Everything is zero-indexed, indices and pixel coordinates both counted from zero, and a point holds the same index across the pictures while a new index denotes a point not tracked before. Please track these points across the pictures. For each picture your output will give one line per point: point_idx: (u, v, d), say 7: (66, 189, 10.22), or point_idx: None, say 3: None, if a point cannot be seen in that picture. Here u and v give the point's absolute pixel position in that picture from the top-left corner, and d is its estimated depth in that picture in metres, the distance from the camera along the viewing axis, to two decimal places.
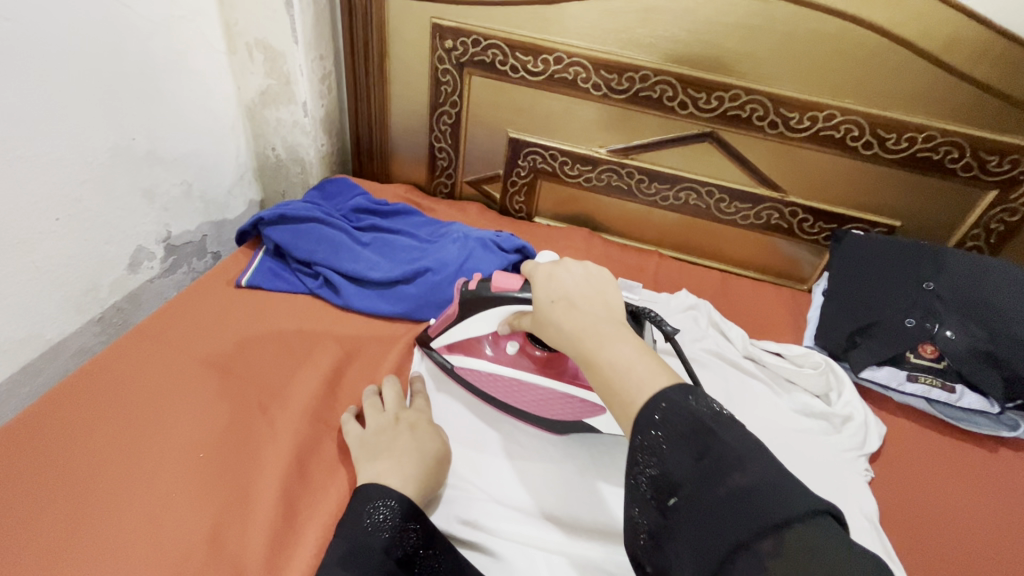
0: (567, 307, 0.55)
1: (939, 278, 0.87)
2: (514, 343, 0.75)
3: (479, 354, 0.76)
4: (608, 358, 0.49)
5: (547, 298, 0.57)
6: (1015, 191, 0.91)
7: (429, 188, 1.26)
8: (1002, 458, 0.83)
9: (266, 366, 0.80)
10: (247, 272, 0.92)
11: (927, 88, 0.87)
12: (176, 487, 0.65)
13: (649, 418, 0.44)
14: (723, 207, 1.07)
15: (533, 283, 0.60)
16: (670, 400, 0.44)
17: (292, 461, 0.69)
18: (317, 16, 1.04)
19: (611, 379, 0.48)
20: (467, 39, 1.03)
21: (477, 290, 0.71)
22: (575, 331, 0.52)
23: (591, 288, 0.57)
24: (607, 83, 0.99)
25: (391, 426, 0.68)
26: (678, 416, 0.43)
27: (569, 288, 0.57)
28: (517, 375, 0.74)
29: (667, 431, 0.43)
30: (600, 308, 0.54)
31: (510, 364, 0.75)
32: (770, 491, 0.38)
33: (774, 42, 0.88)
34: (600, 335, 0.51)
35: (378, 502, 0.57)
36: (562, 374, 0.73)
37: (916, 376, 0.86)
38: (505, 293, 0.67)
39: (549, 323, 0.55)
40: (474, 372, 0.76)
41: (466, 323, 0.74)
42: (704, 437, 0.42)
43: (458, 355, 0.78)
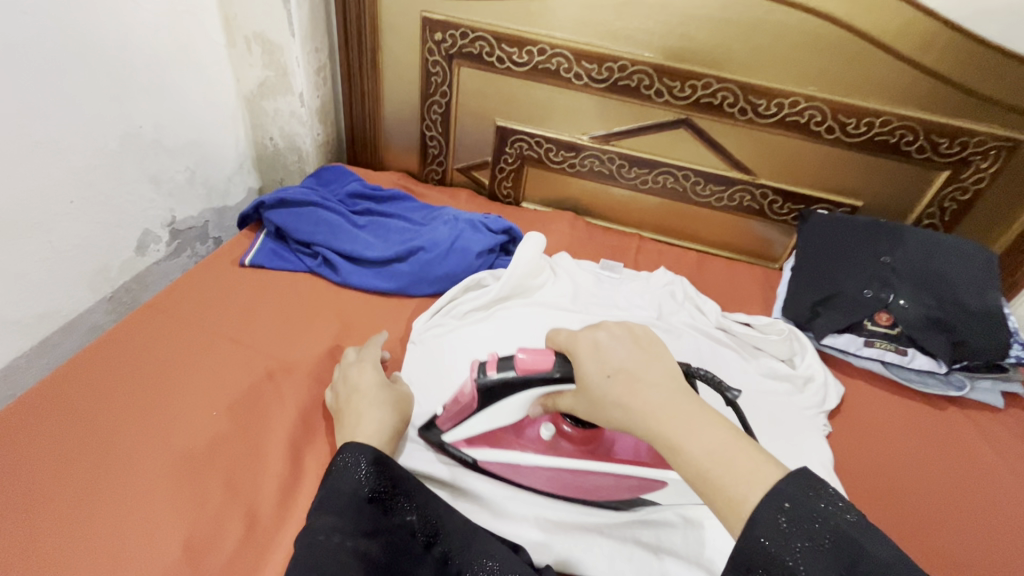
0: (629, 380, 0.51)
1: (895, 252, 0.95)
2: (548, 426, 0.68)
3: (509, 445, 0.70)
4: (692, 445, 0.47)
5: (602, 371, 0.53)
6: (966, 170, 0.98)
7: (421, 176, 1.32)
8: (950, 415, 0.91)
9: (271, 337, 0.86)
10: (249, 253, 0.97)
11: (883, 76, 0.93)
12: (192, 444, 0.71)
13: (773, 521, 0.41)
14: (699, 190, 1.14)
15: (576, 355, 0.56)
16: (793, 501, 0.42)
17: (298, 417, 0.75)
18: (312, 9, 1.09)
19: (699, 465, 0.46)
20: (456, 32, 1.08)
21: (499, 375, 0.63)
22: (649, 412, 0.49)
23: (646, 353, 0.54)
24: (588, 73, 1.05)
25: (345, 387, 0.74)
26: (812, 523, 0.41)
27: (620, 357, 0.53)
28: (557, 463, 0.67)
29: (805, 543, 0.40)
30: (664, 379, 0.51)
31: (545, 451, 0.68)
32: None
33: (742, 34, 0.95)
34: (678, 418, 0.48)
35: (345, 451, 0.62)
36: (600, 451, 0.67)
37: (872, 341, 0.93)
38: (537, 375, 0.61)
39: (610, 401, 0.52)
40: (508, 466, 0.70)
41: (491, 410, 0.67)
42: (847, 547, 0.40)
43: (482, 448, 0.71)
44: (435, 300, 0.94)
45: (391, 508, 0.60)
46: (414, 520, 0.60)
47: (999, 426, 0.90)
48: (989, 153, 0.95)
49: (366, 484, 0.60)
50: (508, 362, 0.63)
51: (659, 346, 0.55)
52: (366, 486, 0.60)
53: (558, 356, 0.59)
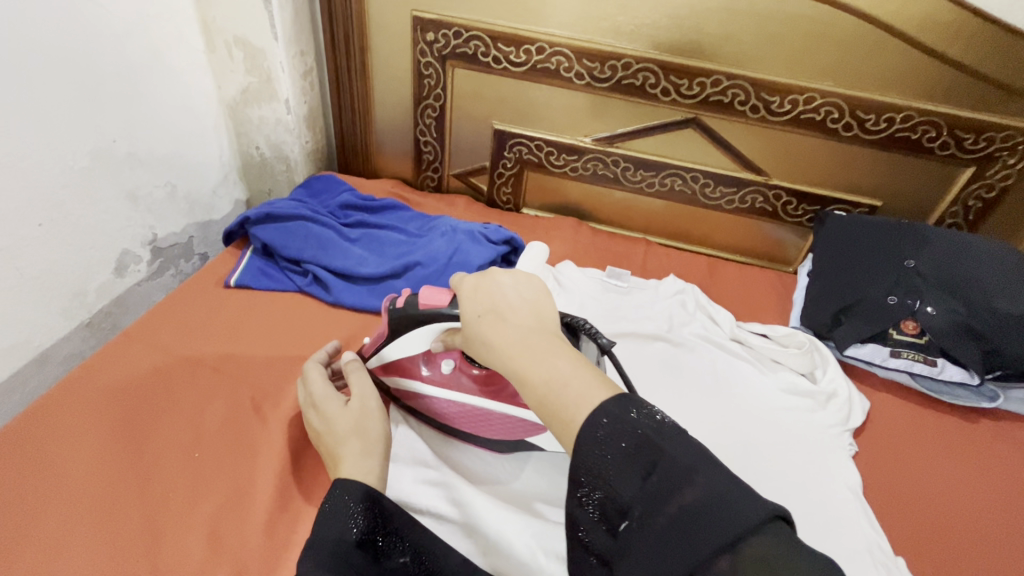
0: (494, 318, 0.48)
1: (920, 256, 0.89)
2: (450, 360, 0.73)
3: (414, 374, 0.73)
4: (538, 371, 0.43)
5: (475, 311, 0.50)
6: (992, 167, 0.93)
7: (416, 183, 1.26)
8: (981, 427, 0.86)
9: (259, 364, 0.80)
10: (235, 272, 0.91)
11: (904, 69, 0.88)
12: (172, 490, 0.65)
13: (587, 433, 0.39)
14: (708, 192, 1.08)
15: (460, 297, 0.53)
16: (610, 414, 0.39)
17: (288, 456, 0.69)
18: (295, 11, 1.03)
19: (543, 391, 0.42)
20: (449, 31, 1.02)
21: (404, 308, 0.65)
22: (504, 343, 0.46)
23: (522, 296, 0.50)
24: (590, 72, 1.00)
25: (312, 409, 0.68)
26: (621, 433, 0.39)
27: (495, 298, 0.50)
28: (454, 394, 0.72)
29: (610, 451, 0.38)
30: (532, 318, 0.48)
31: (445, 383, 0.73)
32: (721, 507, 0.35)
33: (754, 27, 0.89)
34: (531, 348, 0.44)
35: (331, 492, 0.56)
36: (498, 393, 0.71)
37: (899, 352, 0.88)
38: (435, 309, 0.62)
39: (475, 338, 0.49)
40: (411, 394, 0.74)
41: (400, 342, 0.69)
42: (649, 453, 0.38)
43: (390, 375, 0.75)
44: None
45: (384, 552, 0.55)
46: (408, 561, 0.56)
47: None
48: (1018, 148, 0.90)
49: (355, 526, 0.54)
50: (414, 297, 0.65)
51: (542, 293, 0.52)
52: (355, 528, 0.54)
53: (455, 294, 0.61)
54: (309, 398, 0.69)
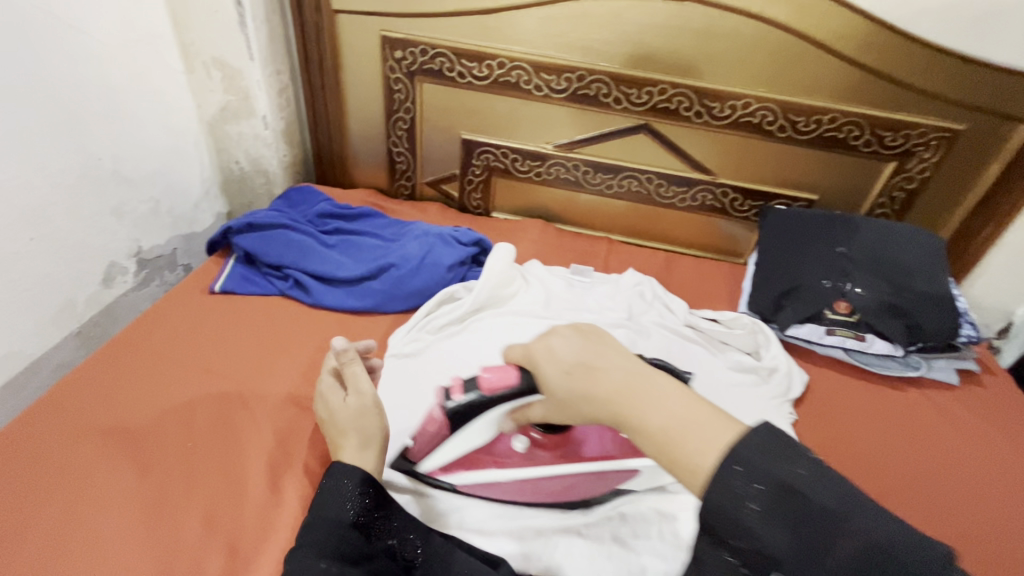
0: (586, 372, 0.49)
1: (851, 243, 0.99)
2: (522, 438, 0.72)
3: (486, 464, 0.73)
4: (649, 417, 0.44)
5: (561, 368, 0.51)
6: (910, 161, 1.03)
7: (391, 191, 1.32)
8: (908, 395, 0.95)
9: (244, 363, 0.85)
10: (220, 279, 0.96)
11: (828, 75, 0.97)
12: (167, 479, 0.71)
13: (726, 485, 0.39)
14: (663, 192, 1.17)
15: (535, 361, 0.55)
16: (744, 462, 0.40)
17: (276, 443, 0.75)
18: (270, 33, 1.10)
19: (657, 437, 0.44)
20: (415, 49, 1.09)
21: (466, 400, 0.65)
22: (609, 398, 0.47)
23: (596, 342, 0.51)
24: (547, 84, 1.08)
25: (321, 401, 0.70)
26: (761, 481, 0.39)
27: (575, 351, 0.51)
28: (535, 472, 0.71)
29: (757, 506, 0.39)
30: (621, 362, 0.49)
31: (523, 462, 0.72)
32: (889, 556, 0.36)
33: (693, 40, 0.98)
34: (630, 395, 0.46)
35: (332, 474, 0.60)
36: (575, 452, 0.72)
37: (834, 330, 0.96)
38: (503, 391, 0.63)
39: (574, 397, 0.50)
40: (489, 485, 0.72)
41: (464, 433, 0.69)
42: (796, 503, 0.38)
43: (461, 473, 0.72)
44: (410, 315, 0.94)
45: (375, 534, 0.59)
46: (395, 543, 0.60)
47: (955, 403, 0.95)
48: (931, 143, 1.00)
49: (352, 508, 0.58)
50: (473, 384, 0.65)
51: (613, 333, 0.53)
52: (352, 510, 0.58)
53: (518, 376, 0.61)
54: (327, 386, 0.71)
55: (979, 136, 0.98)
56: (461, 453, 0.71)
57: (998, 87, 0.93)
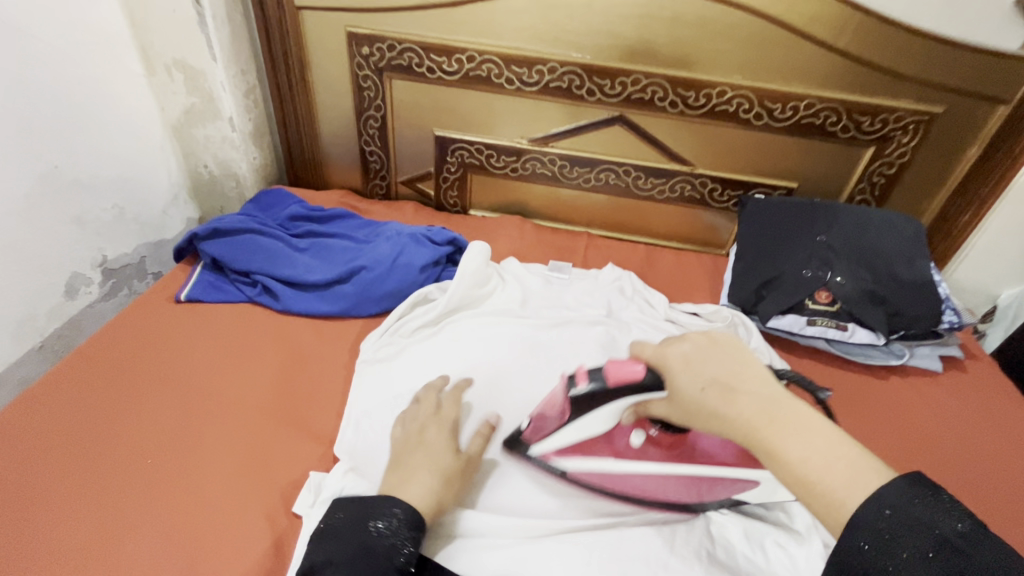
0: (725, 392, 0.50)
1: (831, 231, 0.97)
2: (638, 433, 0.68)
3: (600, 453, 0.70)
4: (789, 449, 0.45)
5: (697, 383, 0.52)
6: (889, 146, 1.01)
7: (366, 191, 1.30)
8: (892, 384, 0.94)
9: (211, 371, 0.81)
10: (185, 287, 0.93)
11: (804, 60, 0.95)
12: (125, 498, 0.66)
13: (875, 529, 0.39)
14: (641, 184, 1.15)
15: (670, 368, 0.56)
16: (893, 507, 0.40)
17: (243, 457, 0.70)
18: (233, 33, 1.06)
19: (796, 469, 0.44)
20: (383, 45, 1.07)
21: (591, 388, 0.66)
22: (745, 420, 0.48)
23: (733, 361, 0.52)
24: (519, 77, 1.05)
25: (415, 435, 0.67)
26: (915, 533, 0.39)
27: (712, 368, 0.52)
28: (649, 470, 0.68)
29: (905, 550, 0.38)
30: (761, 386, 0.50)
31: (638, 459, 0.69)
32: None
33: (664, 28, 0.96)
34: (775, 420, 0.46)
35: (393, 506, 0.57)
36: (686, 455, 0.68)
37: (815, 320, 0.94)
38: (631, 384, 0.63)
39: (705, 412, 0.51)
40: (600, 476, 0.70)
41: (583, 420, 0.68)
42: (953, 557, 0.37)
43: (572, 458, 0.71)
44: (383, 319, 0.92)
45: None
46: None
47: (939, 390, 0.94)
48: (909, 127, 0.99)
49: (402, 554, 0.55)
50: (599, 372, 0.66)
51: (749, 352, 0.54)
52: (402, 557, 0.55)
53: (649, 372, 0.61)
54: (437, 419, 0.69)
55: (957, 118, 0.97)
56: (576, 439, 0.69)
57: (974, 68, 0.92)
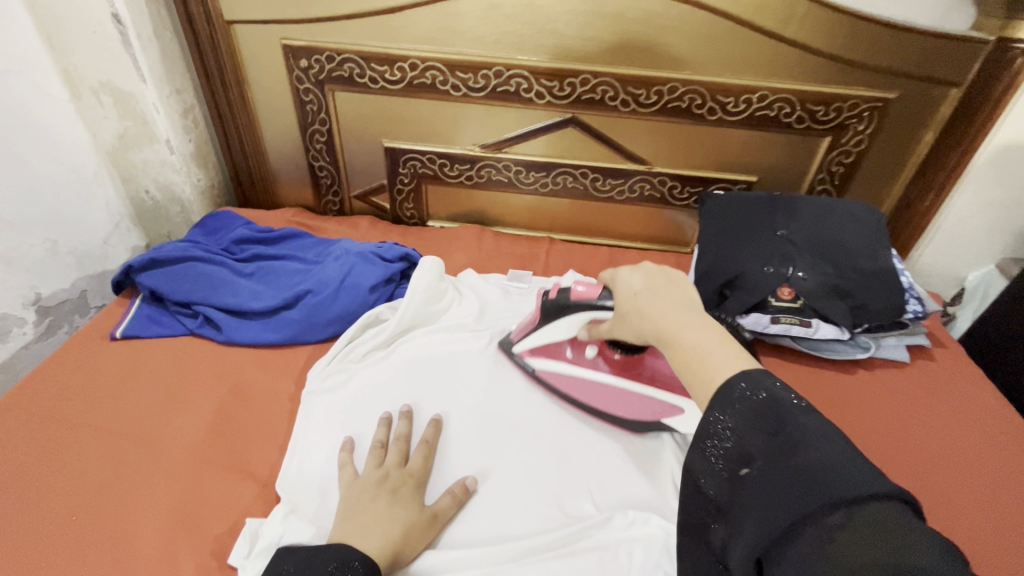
0: (650, 297, 0.59)
1: (791, 225, 0.95)
2: (594, 346, 0.79)
3: (559, 357, 0.81)
4: (687, 335, 0.53)
5: (630, 292, 0.62)
6: (846, 134, 0.99)
7: (319, 208, 1.25)
8: (859, 377, 0.92)
9: (147, 415, 0.76)
10: (121, 323, 0.88)
11: (753, 51, 0.93)
12: (47, 560, 0.61)
13: (727, 395, 0.46)
14: (599, 186, 1.12)
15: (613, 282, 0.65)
16: (749, 380, 0.46)
17: (178, 506, 0.66)
18: (162, 51, 1.02)
19: (691, 353, 0.51)
20: (321, 56, 1.02)
21: (556, 299, 0.77)
22: (661, 317, 0.56)
23: (667, 282, 0.61)
24: (464, 82, 1.01)
25: (378, 483, 0.64)
26: (756, 401, 0.45)
27: (648, 284, 0.61)
28: (596, 377, 0.79)
29: (745, 411, 0.45)
30: (682, 298, 0.58)
31: (590, 368, 0.79)
32: (840, 472, 0.39)
33: (609, 25, 0.93)
34: (684, 319, 0.54)
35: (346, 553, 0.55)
36: (640, 375, 0.78)
37: (779, 317, 0.91)
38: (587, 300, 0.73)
39: (632, 311, 0.60)
40: (554, 375, 0.80)
41: (549, 328, 0.80)
42: (778, 418, 0.44)
43: (539, 359, 0.82)
44: (332, 343, 0.88)
45: None
46: None
47: (907, 381, 0.92)
48: (864, 115, 0.97)
49: None
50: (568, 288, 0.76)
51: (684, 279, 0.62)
52: None
53: (605, 288, 0.72)
54: (404, 472, 0.66)
55: (911, 103, 0.95)
56: (546, 342, 0.81)
57: (926, 51, 0.90)
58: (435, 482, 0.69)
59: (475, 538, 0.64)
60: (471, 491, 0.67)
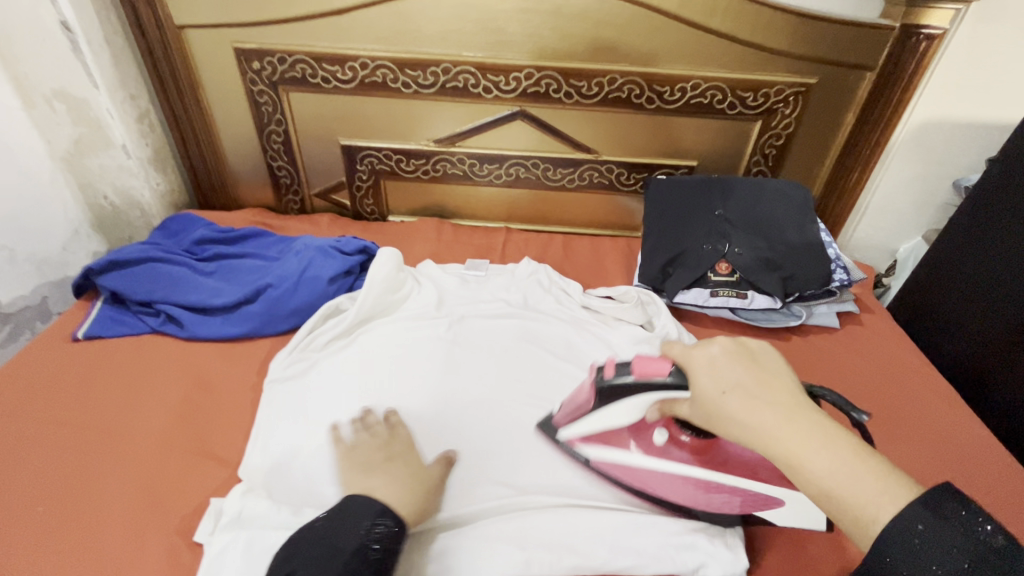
0: (747, 400, 0.50)
1: (727, 205, 1.01)
2: (660, 430, 0.69)
3: (623, 446, 0.72)
4: (810, 461, 0.45)
5: (717, 388, 0.52)
6: (775, 118, 1.06)
7: (280, 207, 1.28)
8: (793, 343, 0.99)
9: (112, 409, 0.79)
10: (83, 324, 0.90)
11: (685, 43, 0.99)
12: (12, 548, 0.63)
13: (913, 539, 0.41)
14: (551, 175, 1.17)
15: (690, 369, 0.55)
16: (926, 520, 0.41)
17: (144, 492, 0.69)
18: (115, 58, 1.04)
19: (816, 483, 0.45)
20: (273, 58, 1.05)
21: (615, 379, 0.66)
22: (770, 429, 0.47)
23: (758, 370, 0.52)
24: (414, 80, 1.05)
25: (388, 451, 0.68)
26: (952, 545, 0.40)
27: (737, 375, 0.51)
28: (672, 470, 0.69)
29: (950, 558, 0.39)
30: (782, 397, 0.49)
31: (661, 457, 0.69)
32: None
33: (547, 20, 0.98)
34: (801, 433, 0.46)
35: (367, 509, 0.59)
36: (721, 464, 0.67)
37: (718, 291, 0.97)
38: (653, 380, 0.63)
39: (724, 416, 0.51)
40: (617, 467, 0.71)
41: (608, 410, 0.70)
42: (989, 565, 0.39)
43: (597, 447, 0.72)
44: (293, 334, 0.91)
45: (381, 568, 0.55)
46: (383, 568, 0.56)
47: (836, 344, 1.00)
48: (789, 99, 1.04)
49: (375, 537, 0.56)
50: (627, 365, 0.66)
51: (772, 360, 0.53)
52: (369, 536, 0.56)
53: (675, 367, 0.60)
54: (397, 438, 0.70)
55: (831, 87, 1.03)
56: (600, 428, 0.71)
57: (841, 39, 0.97)
58: (426, 451, 0.73)
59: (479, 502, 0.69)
60: (455, 465, 0.71)
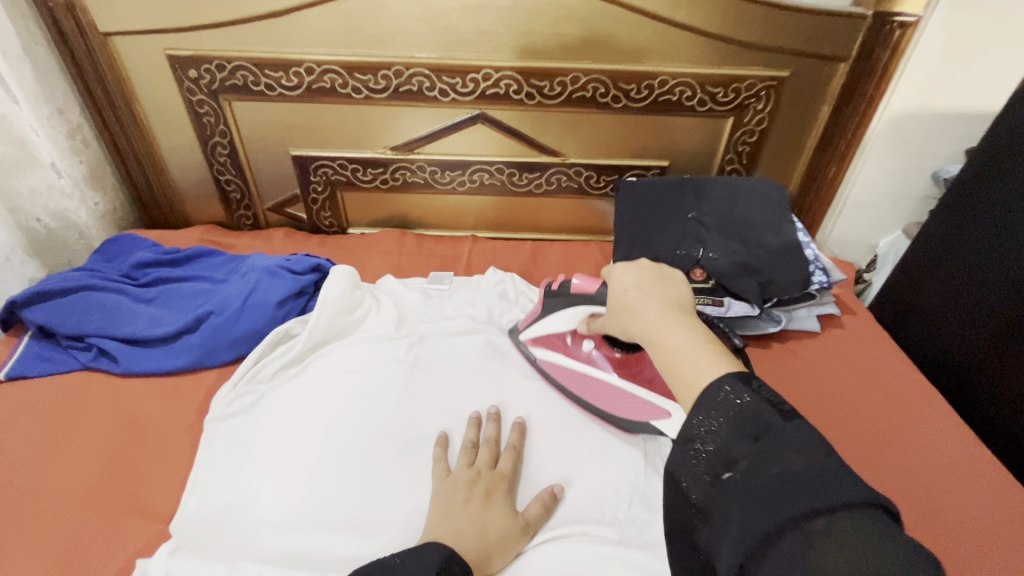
0: (640, 295, 0.54)
1: (700, 207, 0.96)
2: (589, 341, 0.79)
3: (559, 348, 0.81)
4: (671, 341, 0.49)
5: (620, 286, 0.57)
6: (747, 114, 1.02)
7: (232, 223, 1.20)
8: (773, 350, 0.96)
9: (33, 461, 0.72)
10: (6, 364, 0.82)
11: (649, 38, 0.94)
12: None
13: (708, 402, 0.44)
14: (517, 180, 1.11)
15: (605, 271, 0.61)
16: (732, 383, 0.43)
17: (64, 560, 0.63)
18: (37, 70, 0.95)
19: (671, 360, 0.48)
20: (210, 65, 0.98)
21: (560, 288, 0.82)
22: (647, 317, 0.52)
23: (658, 281, 0.56)
24: (365, 84, 0.99)
25: (469, 481, 0.65)
26: (743, 406, 0.43)
27: (638, 279, 0.57)
28: (592, 372, 0.78)
29: (728, 414, 0.43)
30: (668, 299, 0.54)
31: (587, 362, 0.79)
32: (825, 477, 0.37)
33: (502, 17, 0.92)
34: (671, 321, 0.50)
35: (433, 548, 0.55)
36: (637, 377, 0.76)
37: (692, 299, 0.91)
38: (584, 294, 0.77)
39: (619, 309, 0.56)
40: (551, 367, 0.81)
41: (548, 320, 0.81)
42: (762, 424, 0.42)
43: (541, 349, 0.83)
44: (239, 365, 0.84)
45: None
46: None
47: (817, 349, 0.96)
48: (761, 94, 0.99)
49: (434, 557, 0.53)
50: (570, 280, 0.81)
51: (679, 281, 0.58)
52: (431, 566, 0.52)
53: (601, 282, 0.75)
54: (495, 474, 0.66)
55: (804, 80, 0.99)
56: (547, 332, 0.82)
57: (810, 31, 0.93)
58: (521, 488, 0.68)
59: (566, 530, 0.65)
60: (558, 498, 0.67)
